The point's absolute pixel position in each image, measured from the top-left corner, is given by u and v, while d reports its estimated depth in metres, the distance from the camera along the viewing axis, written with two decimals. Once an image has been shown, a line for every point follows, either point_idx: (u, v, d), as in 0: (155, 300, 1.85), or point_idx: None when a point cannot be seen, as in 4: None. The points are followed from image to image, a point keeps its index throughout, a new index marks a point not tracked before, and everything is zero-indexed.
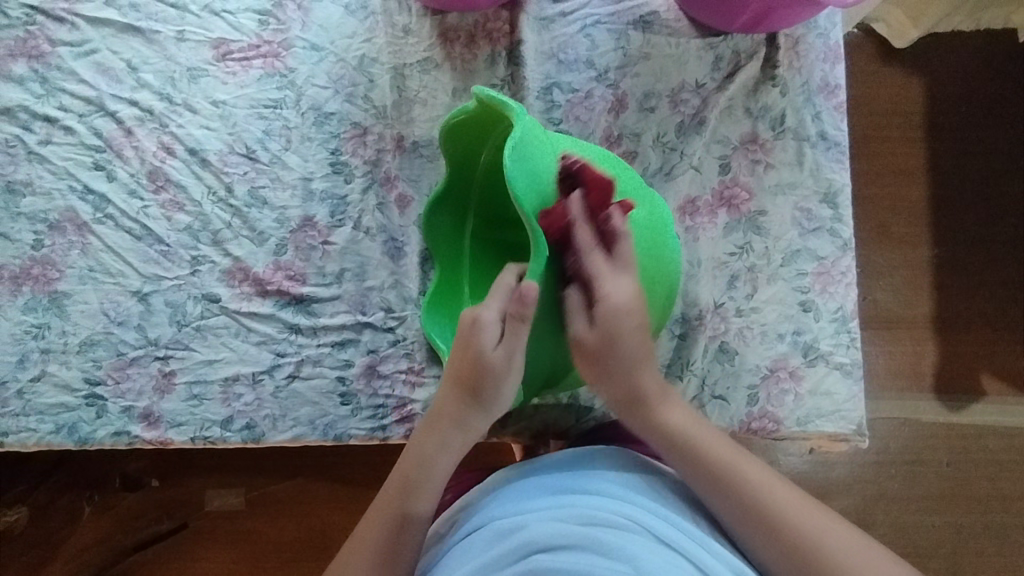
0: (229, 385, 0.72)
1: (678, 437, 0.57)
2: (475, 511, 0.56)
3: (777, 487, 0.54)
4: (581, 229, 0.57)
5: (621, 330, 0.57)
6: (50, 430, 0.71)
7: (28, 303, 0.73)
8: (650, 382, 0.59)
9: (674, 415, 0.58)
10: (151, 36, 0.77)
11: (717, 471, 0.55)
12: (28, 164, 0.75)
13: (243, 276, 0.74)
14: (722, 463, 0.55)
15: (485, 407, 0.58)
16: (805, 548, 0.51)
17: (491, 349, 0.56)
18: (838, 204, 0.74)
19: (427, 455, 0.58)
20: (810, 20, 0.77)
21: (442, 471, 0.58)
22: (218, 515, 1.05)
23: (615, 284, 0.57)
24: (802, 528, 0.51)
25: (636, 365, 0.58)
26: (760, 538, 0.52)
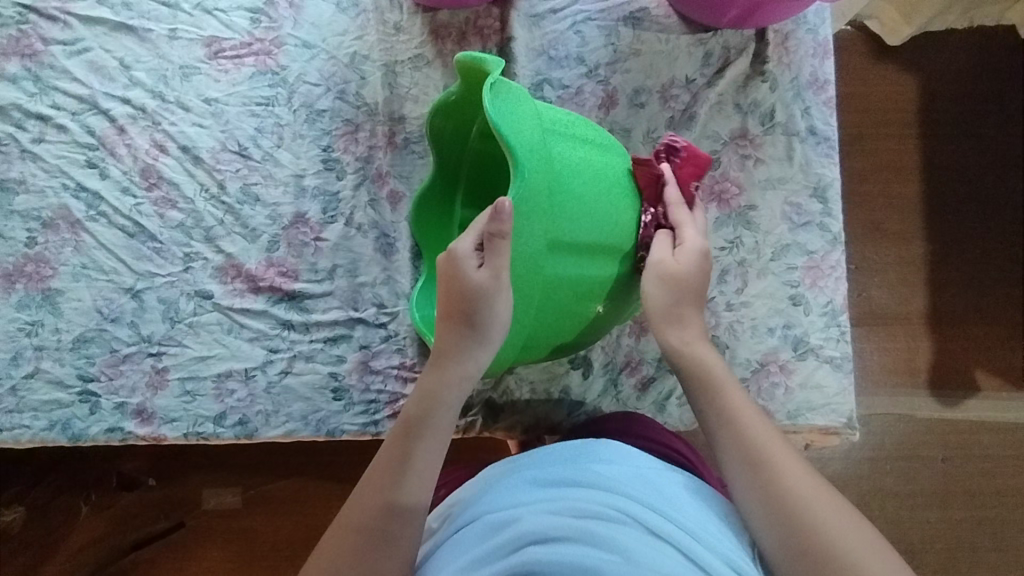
0: (222, 381, 0.73)
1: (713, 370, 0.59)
2: (468, 506, 0.56)
3: (777, 447, 0.55)
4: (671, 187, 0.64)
5: (706, 266, 0.63)
6: (44, 427, 0.71)
7: (21, 300, 0.73)
8: (689, 323, 0.61)
9: (703, 354, 0.60)
10: (143, 34, 0.77)
11: (731, 412, 0.57)
12: (21, 163, 0.75)
13: (236, 272, 0.74)
14: (737, 407, 0.57)
15: (484, 337, 0.58)
16: (789, 501, 0.51)
17: (471, 271, 0.56)
18: (828, 199, 0.75)
19: (431, 391, 0.58)
20: (799, 16, 0.77)
21: (449, 407, 0.58)
22: (215, 513, 1.05)
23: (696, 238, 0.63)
24: (792, 486, 0.52)
25: (684, 302, 0.61)
26: (753, 482, 0.53)
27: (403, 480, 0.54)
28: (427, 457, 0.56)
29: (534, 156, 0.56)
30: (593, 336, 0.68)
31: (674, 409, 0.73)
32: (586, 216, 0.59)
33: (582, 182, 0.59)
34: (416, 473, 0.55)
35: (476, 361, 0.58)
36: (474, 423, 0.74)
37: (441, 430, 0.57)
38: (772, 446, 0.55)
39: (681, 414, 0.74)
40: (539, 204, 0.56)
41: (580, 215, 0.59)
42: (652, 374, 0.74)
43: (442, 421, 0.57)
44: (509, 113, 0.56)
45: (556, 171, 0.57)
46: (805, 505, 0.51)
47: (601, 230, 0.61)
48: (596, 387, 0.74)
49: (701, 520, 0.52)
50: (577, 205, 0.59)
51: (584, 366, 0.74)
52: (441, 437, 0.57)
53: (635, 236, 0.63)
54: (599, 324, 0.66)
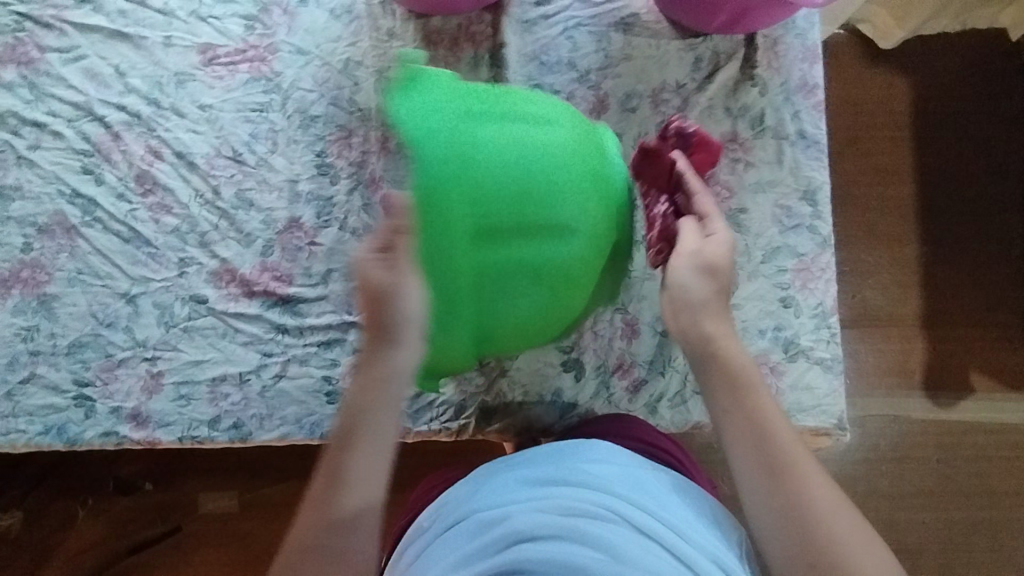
0: (216, 385, 0.73)
1: (736, 365, 0.52)
2: (458, 504, 0.57)
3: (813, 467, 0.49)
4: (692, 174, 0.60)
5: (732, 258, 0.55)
6: (39, 431, 0.72)
7: (18, 306, 0.74)
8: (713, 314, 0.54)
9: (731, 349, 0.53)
10: (139, 42, 0.77)
11: (765, 421, 0.51)
12: (17, 169, 0.76)
13: (230, 276, 0.75)
14: (771, 416, 0.51)
15: (409, 334, 0.54)
16: (821, 538, 0.47)
17: (381, 273, 0.52)
18: (817, 202, 0.76)
19: (356, 402, 0.54)
20: (788, 21, 0.78)
21: (384, 412, 0.54)
22: (211, 518, 1.05)
23: (725, 227, 0.57)
24: (826, 514, 0.48)
25: (708, 295, 0.54)
26: (772, 502, 0.49)
27: (336, 499, 0.52)
28: (358, 471, 0.53)
29: (438, 148, 0.53)
30: (557, 326, 0.64)
31: (665, 411, 0.74)
32: (516, 199, 0.54)
33: (509, 163, 0.54)
34: (354, 485, 0.52)
35: (407, 357, 0.54)
36: (467, 426, 0.74)
37: (372, 440, 0.53)
38: (808, 466, 0.49)
39: (673, 416, 0.74)
40: (447, 196, 0.52)
41: (505, 198, 0.54)
42: (644, 376, 0.74)
43: (373, 431, 0.54)
44: (415, 109, 0.54)
45: (472, 154, 0.53)
46: (838, 540, 0.47)
47: (535, 212, 0.56)
48: (588, 390, 0.74)
49: (686, 518, 0.53)
50: (506, 187, 0.54)
51: (576, 368, 0.75)
52: (372, 448, 0.53)
53: (587, 214, 0.57)
54: (557, 314, 0.61)
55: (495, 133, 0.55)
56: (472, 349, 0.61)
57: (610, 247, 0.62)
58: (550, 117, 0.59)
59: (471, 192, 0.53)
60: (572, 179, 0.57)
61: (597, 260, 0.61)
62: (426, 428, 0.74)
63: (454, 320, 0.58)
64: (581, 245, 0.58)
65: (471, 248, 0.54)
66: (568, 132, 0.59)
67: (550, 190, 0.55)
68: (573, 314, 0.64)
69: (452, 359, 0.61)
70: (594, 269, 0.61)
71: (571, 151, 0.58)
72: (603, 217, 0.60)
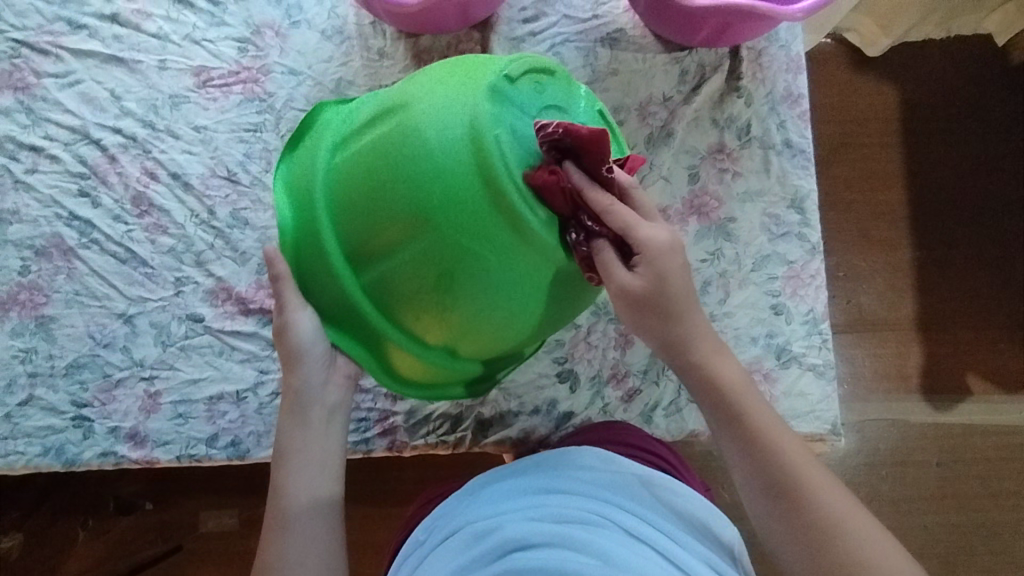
0: (214, 403, 0.74)
1: (729, 390, 0.55)
2: (451, 517, 0.57)
3: (811, 470, 0.52)
4: (592, 191, 0.49)
5: (668, 275, 0.52)
6: (38, 452, 0.73)
7: (16, 328, 0.75)
8: (699, 336, 0.55)
9: (727, 371, 0.55)
10: (133, 66, 0.78)
11: (759, 435, 0.53)
12: (15, 193, 0.77)
13: (226, 295, 0.76)
14: (766, 430, 0.53)
15: (312, 365, 0.61)
16: (820, 535, 0.49)
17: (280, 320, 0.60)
18: (805, 209, 0.77)
19: (281, 420, 0.61)
20: (772, 33, 0.79)
21: (302, 431, 0.61)
22: (212, 536, 1.05)
23: (654, 237, 0.52)
24: (827, 505, 0.50)
25: (671, 313, 0.54)
26: (776, 510, 0.51)
27: (283, 501, 0.58)
28: (297, 470, 0.59)
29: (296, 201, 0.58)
30: (499, 329, 0.55)
31: (660, 420, 0.75)
32: (369, 210, 0.52)
33: (350, 175, 0.53)
34: (297, 493, 0.58)
35: (310, 384, 0.61)
36: (463, 438, 0.75)
37: (304, 446, 0.60)
38: (807, 471, 0.51)
39: (668, 425, 0.75)
40: (309, 226, 0.57)
41: (352, 210, 0.53)
42: (638, 386, 0.75)
43: (305, 435, 0.61)
44: (289, 169, 0.61)
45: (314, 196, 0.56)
46: (840, 534, 0.49)
47: (380, 218, 0.52)
48: (583, 400, 0.75)
49: (674, 532, 0.54)
50: (357, 205, 0.53)
51: (570, 379, 0.75)
52: (305, 449, 0.60)
53: (443, 187, 0.48)
54: (470, 318, 0.54)
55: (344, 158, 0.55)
56: (429, 362, 0.60)
57: (495, 236, 0.49)
58: (402, 104, 0.52)
59: (325, 214, 0.55)
60: (392, 176, 0.50)
61: (464, 257, 0.50)
62: (423, 441, 0.74)
63: (379, 334, 0.59)
64: (435, 251, 0.50)
65: (344, 270, 0.56)
66: (392, 128, 0.51)
67: (384, 193, 0.51)
68: (505, 315, 0.53)
69: (421, 369, 0.62)
70: (470, 268, 0.50)
71: (403, 141, 0.50)
72: (451, 208, 0.49)
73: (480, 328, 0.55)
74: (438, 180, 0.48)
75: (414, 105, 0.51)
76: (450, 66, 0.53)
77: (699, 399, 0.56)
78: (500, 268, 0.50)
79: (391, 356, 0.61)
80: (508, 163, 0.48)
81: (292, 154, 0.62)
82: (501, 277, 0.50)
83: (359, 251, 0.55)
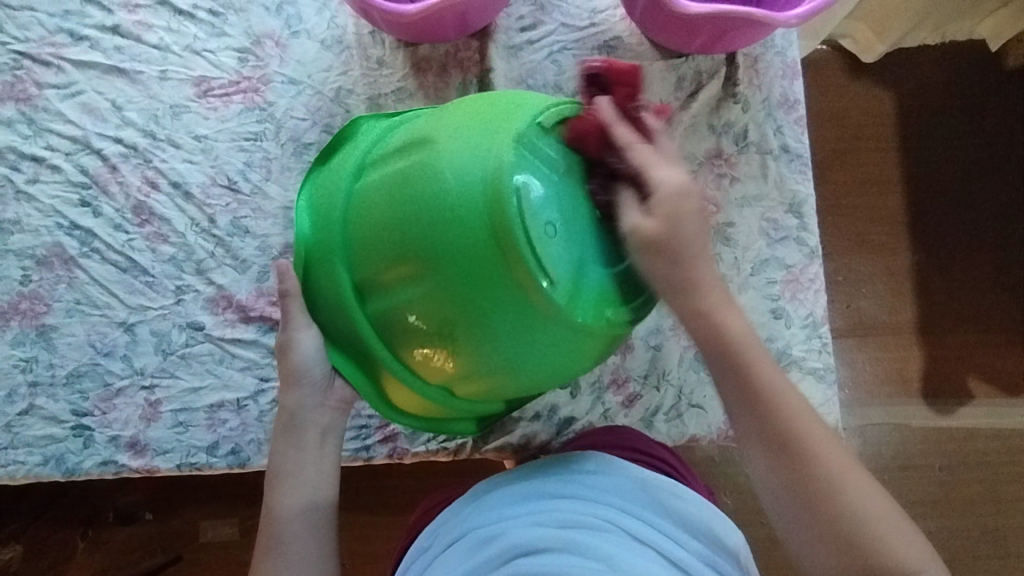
0: (215, 411, 0.74)
1: (741, 351, 0.54)
2: (454, 522, 0.58)
3: (813, 426, 0.53)
4: (618, 126, 0.50)
5: (681, 213, 0.51)
6: (39, 461, 0.73)
7: (16, 337, 0.75)
8: (707, 282, 0.53)
9: (734, 322, 0.54)
10: (134, 76, 0.79)
11: (764, 395, 0.53)
12: (16, 203, 0.77)
13: (226, 303, 0.76)
14: (772, 389, 0.53)
15: (309, 388, 0.63)
16: (823, 499, 0.51)
17: (283, 337, 0.62)
18: (803, 214, 0.77)
19: (283, 431, 0.63)
20: (768, 39, 0.80)
21: (296, 452, 0.63)
22: (212, 546, 1.05)
23: (672, 172, 0.52)
24: (826, 467, 0.52)
25: (683, 252, 0.52)
26: (778, 474, 0.53)
27: (280, 507, 0.61)
28: (294, 483, 0.61)
29: (316, 223, 0.58)
30: (507, 383, 0.52)
31: (661, 425, 0.75)
32: (375, 242, 0.51)
33: (366, 208, 0.52)
34: (288, 516, 0.60)
35: (304, 406, 0.63)
36: (464, 445, 0.75)
37: (302, 459, 0.62)
38: (812, 432, 0.53)
39: (669, 430, 0.75)
40: (323, 254, 0.56)
41: (364, 245, 0.52)
42: (639, 391, 0.75)
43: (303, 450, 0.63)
44: (318, 188, 0.61)
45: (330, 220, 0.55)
46: (840, 495, 0.51)
47: (389, 257, 0.50)
48: (583, 405, 0.75)
49: (679, 534, 0.54)
50: (366, 235, 0.52)
51: (570, 385, 0.75)
52: (302, 462, 0.62)
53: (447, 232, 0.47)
54: (474, 369, 0.52)
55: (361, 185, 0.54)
56: (437, 405, 0.58)
57: (495, 290, 0.46)
58: (427, 140, 0.50)
59: (338, 244, 0.55)
60: (401, 210, 0.49)
61: (465, 310, 0.48)
62: (423, 448, 0.74)
63: (382, 370, 0.58)
64: (436, 293, 0.48)
65: (352, 299, 0.55)
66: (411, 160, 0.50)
67: (395, 231, 0.49)
68: (511, 371, 0.51)
69: (428, 408, 0.60)
70: (475, 320, 0.48)
71: (420, 180, 0.48)
72: (459, 257, 0.46)
73: (481, 380, 0.52)
74: (450, 227, 0.46)
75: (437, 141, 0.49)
76: (481, 104, 0.52)
77: (707, 353, 0.55)
78: (502, 325, 0.47)
79: (400, 393, 0.60)
80: (523, 215, 0.45)
81: (323, 174, 0.61)
82: (507, 334, 0.48)
83: (367, 282, 0.53)
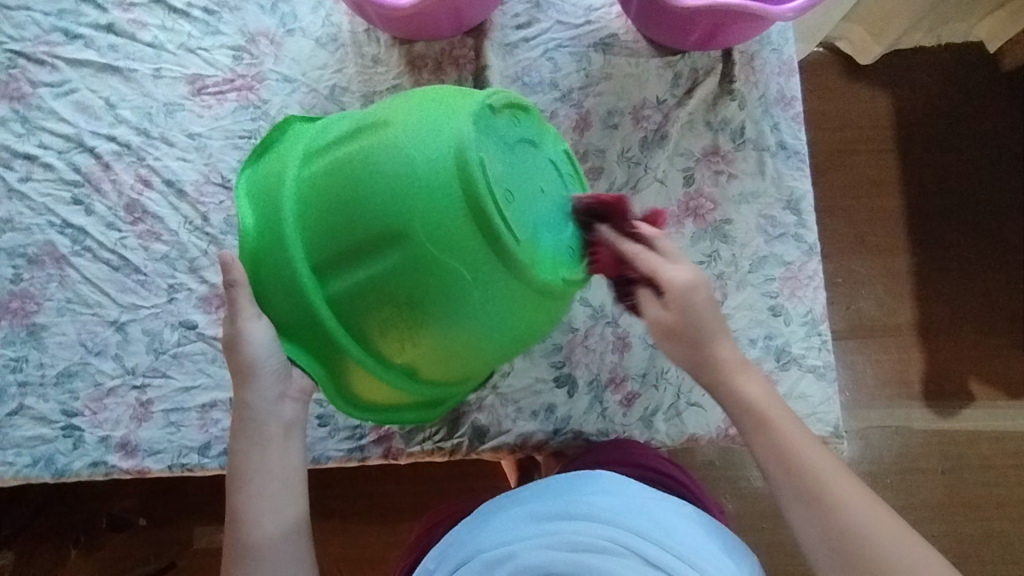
0: (207, 411, 0.73)
1: (762, 418, 0.57)
2: (460, 541, 0.57)
3: (846, 487, 0.54)
4: (623, 247, 0.54)
5: (694, 304, 0.55)
6: (27, 463, 0.72)
7: (6, 336, 0.74)
8: (727, 357, 0.57)
9: (755, 390, 0.58)
10: (128, 74, 0.78)
11: (792, 456, 0.55)
12: (8, 201, 0.77)
13: (219, 301, 0.75)
14: (796, 447, 0.56)
15: (266, 380, 0.60)
16: (867, 564, 0.51)
17: (233, 323, 0.58)
18: (801, 211, 0.77)
19: (244, 426, 0.61)
20: (764, 37, 0.79)
21: (261, 452, 0.60)
22: (207, 553, 1.04)
23: (684, 268, 0.55)
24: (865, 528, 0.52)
25: (700, 336, 0.56)
26: (822, 539, 0.53)
27: (250, 507, 0.59)
28: (261, 482, 0.60)
29: (260, 212, 0.55)
30: (473, 356, 0.53)
31: (661, 424, 0.74)
32: (340, 220, 0.50)
33: (327, 188, 0.51)
34: (261, 522, 0.59)
35: (264, 401, 0.60)
36: (460, 445, 0.74)
37: (266, 457, 0.60)
38: (841, 489, 0.54)
39: (668, 429, 0.74)
40: (274, 237, 0.53)
41: (330, 222, 0.50)
42: (637, 389, 0.74)
43: (268, 448, 0.61)
44: (254, 182, 0.59)
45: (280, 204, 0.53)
46: (883, 559, 0.50)
47: (356, 234, 0.49)
48: (581, 405, 0.74)
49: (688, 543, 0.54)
50: (327, 215, 0.51)
51: (568, 384, 0.74)
52: (266, 460, 0.60)
53: (420, 201, 0.47)
54: (443, 344, 0.52)
55: (312, 168, 0.53)
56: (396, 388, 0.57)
57: (474, 256, 0.48)
58: (385, 120, 0.50)
59: (292, 227, 0.52)
60: (367, 185, 0.48)
61: (440, 280, 0.48)
62: (419, 448, 0.73)
63: (340, 360, 0.56)
64: (411, 264, 0.48)
65: (309, 283, 0.53)
66: (373, 138, 0.50)
67: (368, 205, 0.48)
68: (479, 341, 0.52)
69: (385, 395, 0.59)
70: (447, 289, 0.48)
71: (387, 155, 0.48)
72: (433, 225, 0.47)
73: (450, 353, 0.53)
74: (422, 196, 0.47)
75: (398, 119, 0.50)
76: (434, 89, 0.53)
77: (737, 420, 0.58)
78: (477, 292, 0.49)
79: (359, 386, 0.58)
80: (492, 185, 0.47)
81: (257, 168, 0.60)
82: (479, 301, 0.49)
83: (327, 263, 0.52)
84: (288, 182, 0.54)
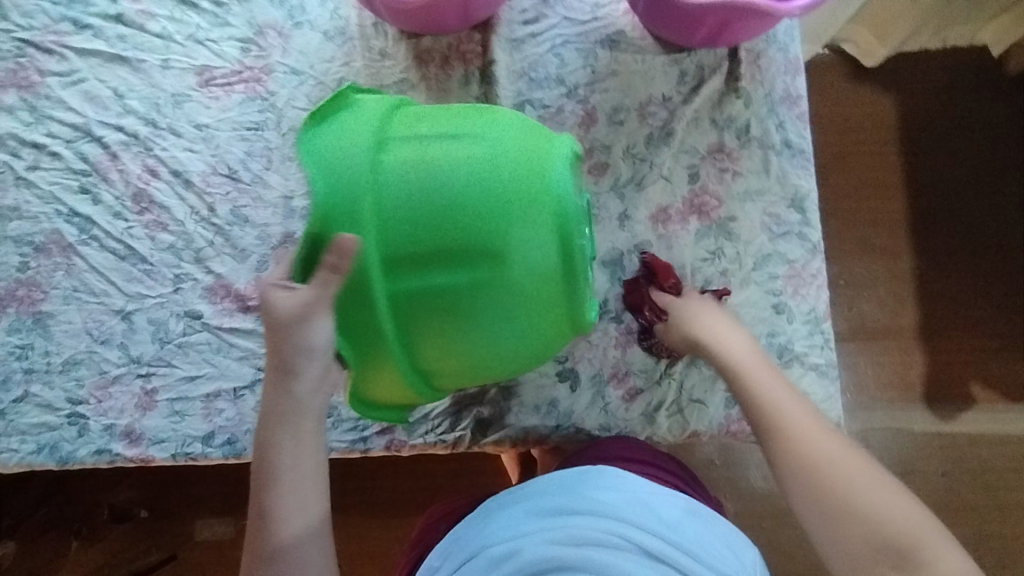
0: (211, 401, 0.74)
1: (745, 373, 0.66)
2: (465, 538, 0.58)
3: (817, 428, 0.60)
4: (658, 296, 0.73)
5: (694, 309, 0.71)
6: (32, 450, 0.73)
7: (12, 324, 0.75)
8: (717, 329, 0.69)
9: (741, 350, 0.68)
10: (136, 64, 0.79)
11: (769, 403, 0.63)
12: (16, 190, 0.77)
13: (225, 292, 0.75)
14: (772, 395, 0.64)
15: (313, 373, 0.57)
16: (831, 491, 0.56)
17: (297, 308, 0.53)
18: (805, 209, 0.77)
19: (285, 421, 0.59)
20: (771, 35, 0.80)
21: (292, 449, 0.59)
22: (207, 544, 1.04)
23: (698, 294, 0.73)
24: (832, 461, 0.57)
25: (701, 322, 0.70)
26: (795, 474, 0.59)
27: (275, 507, 0.59)
28: (292, 482, 0.59)
29: (342, 181, 0.49)
30: (493, 375, 0.56)
31: (663, 420, 0.74)
32: (443, 225, 0.48)
33: (435, 188, 0.49)
34: (287, 523, 0.58)
35: (310, 392, 0.58)
36: (463, 438, 0.74)
37: (298, 455, 0.59)
38: (813, 430, 0.60)
39: (670, 425, 0.74)
40: (359, 217, 0.48)
41: (436, 223, 0.48)
42: (640, 385, 0.75)
43: (304, 445, 0.59)
44: (322, 141, 0.51)
45: (371, 183, 0.49)
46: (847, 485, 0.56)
47: (460, 243, 0.48)
48: (583, 400, 0.74)
49: (715, 548, 0.55)
50: (428, 214, 0.48)
51: (571, 378, 0.74)
52: (303, 459, 0.59)
53: (532, 235, 0.49)
54: (477, 364, 0.53)
55: (406, 157, 0.50)
56: (406, 392, 0.55)
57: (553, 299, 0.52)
58: (501, 143, 0.51)
59: (381, 215, 0.48)
60: (487, 201, 0.48)
61: (518, 312, 0.51)
62: (422, 440, 0.74)
63: (369, 358, 0.52)
64: (501, 288, 0.49)
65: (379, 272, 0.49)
66: (491, 157, 0.50)
67: (486, 223, 0.48)
68: (509, 368, 0.55)
69: (391, 397, 0.56)
70: (518, 314, 0.51)
71: (508, 182, 0.49)
72: (533, 260, 0.50)
73: (476, 371, 0.54)
74: (535, 234, 0.49)
75: (516, 148, 0.51)
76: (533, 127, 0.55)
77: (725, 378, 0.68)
78: (538, 328, 0.52)
79: (368, 381, 0.55)
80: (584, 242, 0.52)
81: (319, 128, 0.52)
82: (535, 334, 0.53)
83: (408, 258, 0.49)
84: (380, 164, 0.49)
